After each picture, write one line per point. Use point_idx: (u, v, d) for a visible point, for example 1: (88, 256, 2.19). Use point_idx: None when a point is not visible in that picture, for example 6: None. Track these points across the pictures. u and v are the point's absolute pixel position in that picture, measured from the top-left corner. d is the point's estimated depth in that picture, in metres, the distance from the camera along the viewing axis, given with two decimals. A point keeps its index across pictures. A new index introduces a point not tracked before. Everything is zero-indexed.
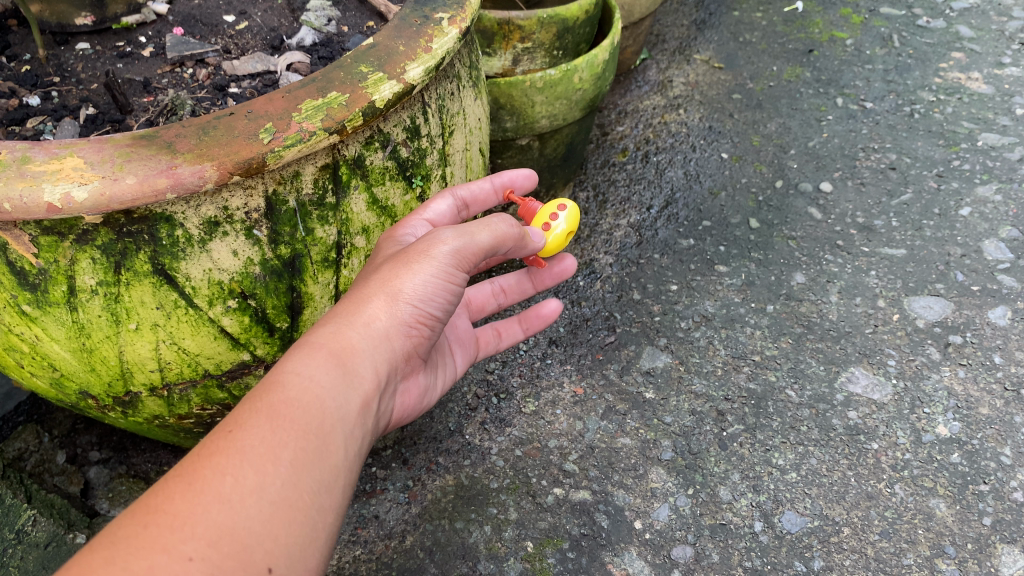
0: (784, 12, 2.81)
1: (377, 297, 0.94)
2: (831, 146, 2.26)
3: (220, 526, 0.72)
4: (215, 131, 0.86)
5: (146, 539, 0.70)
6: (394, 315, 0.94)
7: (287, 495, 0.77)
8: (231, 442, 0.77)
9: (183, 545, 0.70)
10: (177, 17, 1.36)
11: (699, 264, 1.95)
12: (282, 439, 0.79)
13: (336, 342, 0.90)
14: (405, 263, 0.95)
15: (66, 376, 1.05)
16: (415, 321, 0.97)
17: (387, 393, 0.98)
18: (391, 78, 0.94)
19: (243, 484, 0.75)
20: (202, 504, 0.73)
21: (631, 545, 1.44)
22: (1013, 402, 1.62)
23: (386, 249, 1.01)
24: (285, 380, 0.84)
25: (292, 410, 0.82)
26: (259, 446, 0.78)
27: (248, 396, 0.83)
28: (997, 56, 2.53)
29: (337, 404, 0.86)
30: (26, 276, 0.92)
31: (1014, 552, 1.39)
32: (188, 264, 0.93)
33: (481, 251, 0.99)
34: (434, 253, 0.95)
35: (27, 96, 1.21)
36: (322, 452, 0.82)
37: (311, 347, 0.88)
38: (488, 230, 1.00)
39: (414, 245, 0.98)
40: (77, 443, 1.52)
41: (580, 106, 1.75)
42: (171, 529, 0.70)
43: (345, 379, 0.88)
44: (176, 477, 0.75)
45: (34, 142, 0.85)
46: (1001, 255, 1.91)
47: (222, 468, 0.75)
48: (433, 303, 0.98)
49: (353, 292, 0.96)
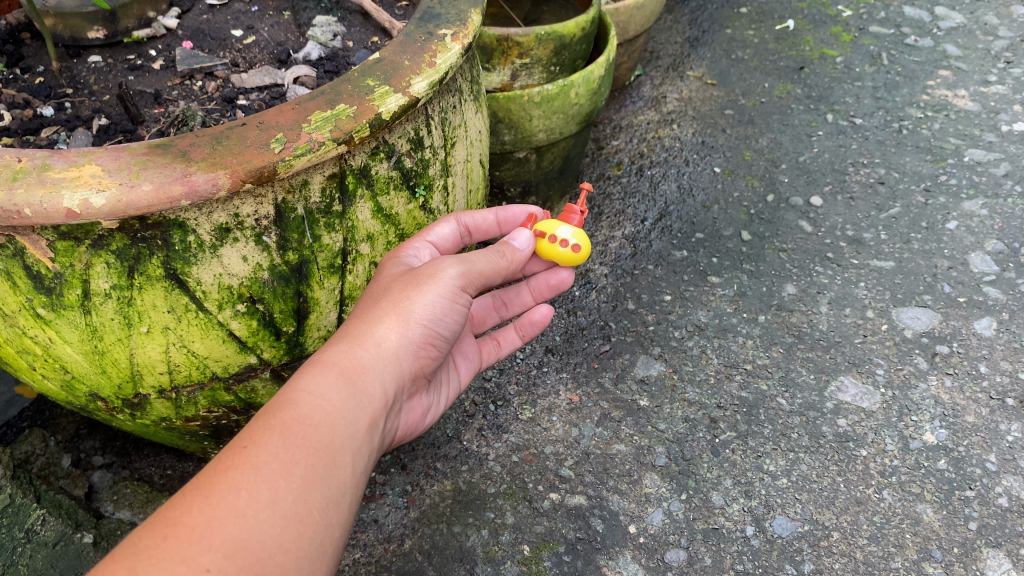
0: (775, 30, 2.87)
1: (388, 320, 0.98)
2: (821, 161, 2.31)
3: (236, 539, 0.75)
4: (228, 141, 0.90)
5: (166, 551, 0.73)
6: (402, 336, 0.98)
7: (298, 511, 0.81)
8: (246, 457, 0.80)
9: (201, 556, 0.73)
10: (186, 32, 1.40)
11: (692, 275, 1.99)
12: (295, 456, 0.82)
13: (347, 362, 0.93)
14: (413, 286, 1.00)
15: (77, 379, 1.08)
16: (422, 343, 1.01)
17: (393, 411, 1.02)
18: (396, 91, 0.98)
19: (257, 499, 0.78)
20: (218, 518, 0.76)
21: (626, 549, 1.46)
22: (998, 411, 1.66)
23: (390, 269, 1.06)
24: (297, 398, 0.87)
25: (304, 428, 0.84)
26: (272, 463, 0.81)
27: (262, 412, 0.85)
28: (983, 74, 2.59)
29: (347, 422, 0.89)
30: (41, 280, 0.95)
31: (998, 555, 1.43)
32: (199, 269, 0.96)
33: (480, 276, 1.04)
34: (441, 276, 1.00)
35: (41, 107, 1.24)
36: (332, 469, 0.85)
37: (323, 366, 0.91)
38: (483, 256, 1.05)
39: (420, 269, 1.02)
40: (82, 448, 1.55)
41: (576, 120, 1.80)
42: (189, 542, 0.74)
43: (355, 397, 0.91)
44: (193, 490, 0.78)
45: (53, 151, 0.88)
46: (987, 268, 1.96)
47: (238, 483, 0.78)
48: (438, 322, 1.02)
49: (363, 313, 0.99)
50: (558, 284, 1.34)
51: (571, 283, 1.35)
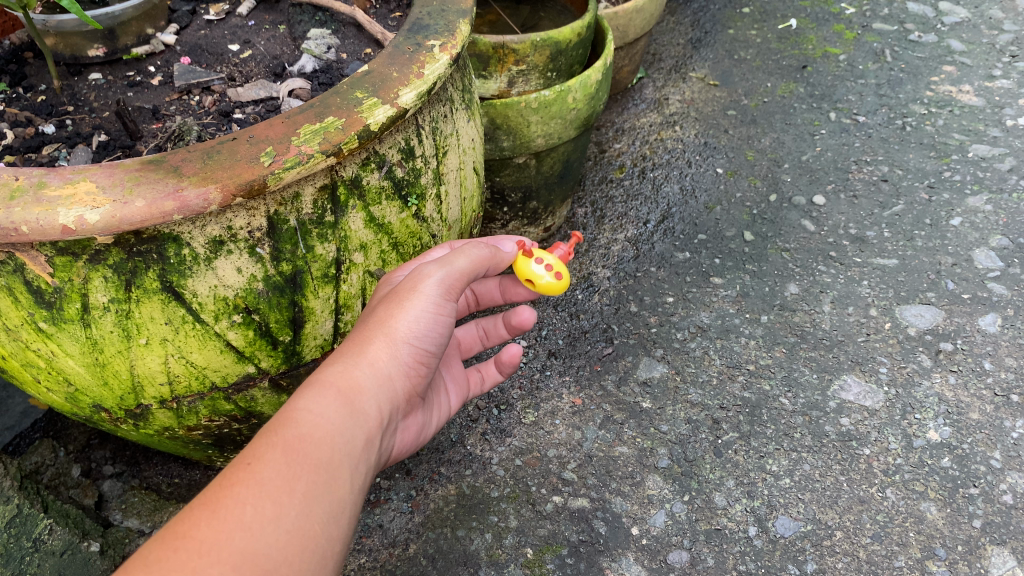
0: (778, 30, 2.87)
1: (381, 338, 0.99)
2: (824, 159, 2.30)
3: (243, 551, 0.76)
4: (218, 156, 0.91)
5: (176, 564, 0.74)
6: (393, 354, 1.00)
7: (300, 524, 0.82)
8: (250, 474, 0.81)
9: (210, 568, 0.74)
10: (184, 47, 1.43)
11: (695, 276, 1.99)
12: (296, 473, 0.84)
13: (344, 381, 0.94)
14: (399, 302, 1.01)
15: (80, 390, 1.10)
16: (413, 360, 1.03)
17: (389, 431, 1.03)
18: (384, 103, 0.99)
19: (262, 513, 0.79)
20: (227, 531, 0.77)
21: (628, 551, 1.47)
22: (1002, 407, 1.64)
23: (381, 292, 1.08)
24: (297, 416, 0.88)
25: (305, 446, 0.86)
26: (276, 479, 0.82)
27: (263, 431, 0.86)
28: (987, 69, 2.57)
29: (346, 439, 0.90)
30: (42, 295, 0.97)
31: (1003, 553, 1.42)
32: (194, 281, 0.98)
33: (462, 276, 1.06)
34: (423, 289, 1.01)
35: (42, 124, 1.27)
36: (332, 484, 0.86)
37: (320, 385, 0.93)
38: (466, 258, 1.06)
39: (405, 283, 1.04)
40: (92, 457, 1.58)
41: (574, 125, 1.81)
42: (199, 554, 0.75)
43: (352, 416, 0.93)
44: (201, 504, 0.78)
45: (50, 169, 0.90)
46: (992, 264, 1.94)
47: (243, 498, 0.79)
48: (426, 337, 1.03)
49: (358, 334, 1.01)
50: (523, 323, 1.34)
51: (533, 324, 1.35)
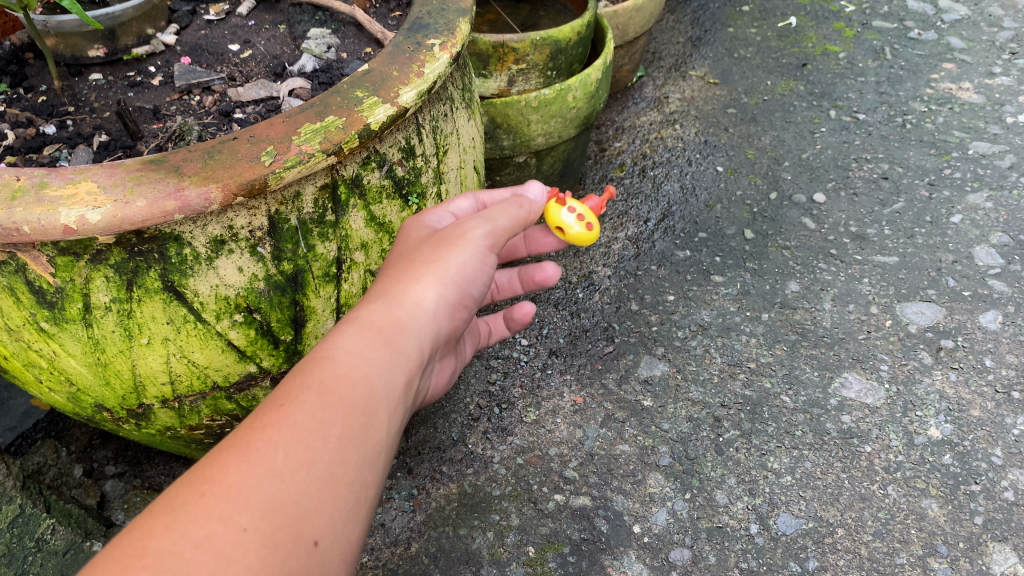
0: (777, 27, 2.87)
1: (425, 278, 0.90)
2: (824, 157, 2.30)
3: (274, 497, 0.70)
4: (219, 155, 0.91)
5: (204, 507, 0.68)
6: (442, 295, 0.90)
7: (333, 472, 0.74)
8: (281, 417, 0.74)
9: (238, 515, 0.68)
10: (185, 47, 1.43)
11: (695, 274, 2.00)
12: (330, 417, 0.76)
13: (385, 319, 0.86)
14: (445, 245, 0.92)
15: (82, 390, 1.10)
16: (458, 304, 0.94)
17: (427, 371, 0.94)
18: (385, 102, 0.99)
19: (293, 458, 0.72)
20: (256, 478, 0.70)
21: (630, 549, 1.47)
22: (1003, 404, 1.64)
23: (417, 233, 1.00)
24: (333, 355, 0.80)
25: (341, 388, 0.78)
26: (309, 423, 0.74)
27: (296, 370, 0.79)
28: (987, 66, 2.57)
29: (385, 382, 0.81)
30: (44, 295, 0.97)
31: (1004, 550, 1.42)
32: (195, 281, 0.98)
33: (505, 233, 0.97)
34: (470, 236, 0.92)
35: (43, 124, 1.27)
36: (369, 430, 0.78)
37: (359, 324, 0.84)
38: (506, 211, 0.98)
39: (450, 229, 0.95)
40: (94, 458, 1.58)
41: (574, 123, 1.81)
42: (227, 501, 0.68)
43: (394, 357, 0.83)
44: (229, 447, 0.72)
45: (51, 169, 0.90)
46: (992, 261, 1.94)
47: (274, 442, 0.72)
48: (473, 282, 0.94)
49: (400, 271, 0.92)
50: (544, 282, 1.18)
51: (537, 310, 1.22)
